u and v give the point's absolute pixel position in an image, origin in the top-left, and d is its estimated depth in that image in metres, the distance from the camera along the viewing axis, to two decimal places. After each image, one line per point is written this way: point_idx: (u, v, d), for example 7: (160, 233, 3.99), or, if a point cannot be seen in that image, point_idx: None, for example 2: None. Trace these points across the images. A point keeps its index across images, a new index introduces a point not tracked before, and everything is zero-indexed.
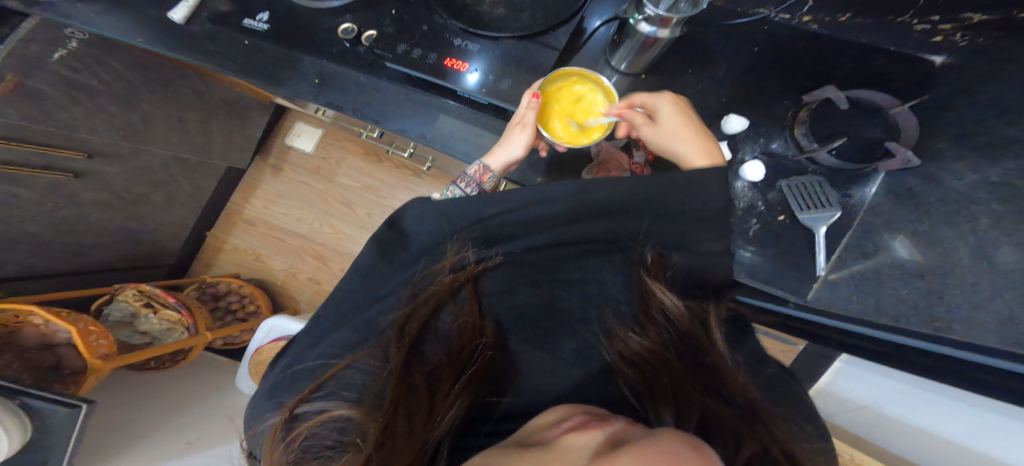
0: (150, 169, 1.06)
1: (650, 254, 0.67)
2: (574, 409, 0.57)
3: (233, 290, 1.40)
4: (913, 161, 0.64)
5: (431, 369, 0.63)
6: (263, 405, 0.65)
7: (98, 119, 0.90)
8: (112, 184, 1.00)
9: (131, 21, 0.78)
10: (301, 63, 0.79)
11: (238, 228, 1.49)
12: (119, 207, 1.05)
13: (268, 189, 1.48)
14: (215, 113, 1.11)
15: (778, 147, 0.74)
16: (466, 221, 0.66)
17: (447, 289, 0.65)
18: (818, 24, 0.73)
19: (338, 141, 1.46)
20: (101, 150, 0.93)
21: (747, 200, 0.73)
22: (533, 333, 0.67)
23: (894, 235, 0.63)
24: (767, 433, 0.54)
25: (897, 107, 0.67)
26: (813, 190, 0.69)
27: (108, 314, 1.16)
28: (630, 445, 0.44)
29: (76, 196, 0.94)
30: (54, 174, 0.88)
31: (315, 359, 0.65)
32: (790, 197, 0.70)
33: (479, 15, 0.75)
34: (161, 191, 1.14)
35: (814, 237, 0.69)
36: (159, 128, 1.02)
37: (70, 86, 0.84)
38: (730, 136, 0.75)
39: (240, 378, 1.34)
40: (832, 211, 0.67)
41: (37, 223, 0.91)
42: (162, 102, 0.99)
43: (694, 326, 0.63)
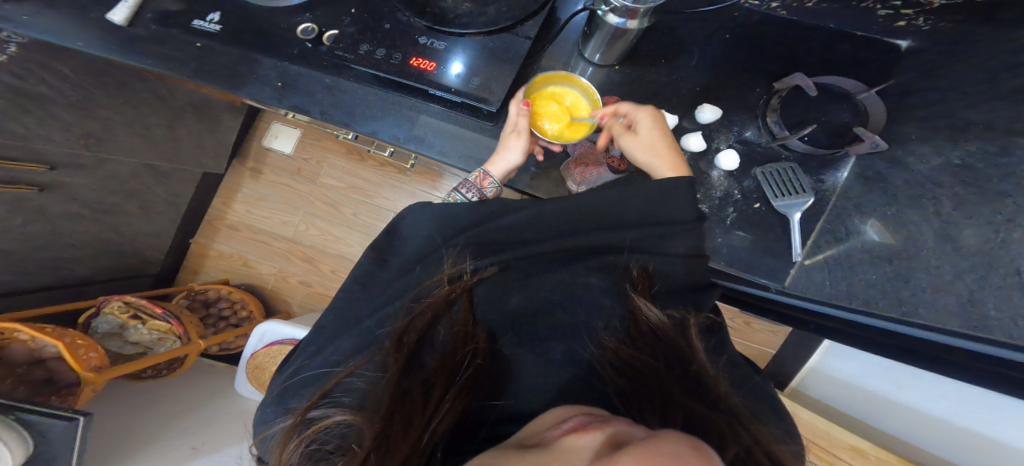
0: (120, 177, 1.03)
1: (637, 269, 0.68)
2: (570, 410, 0.58)
3: (224, 296, 1.39)
4: (881, 144, 0.65)
5: (427, 376, 0.61)
6: (273, 408, 0.66)
7: (56, 129, 0.86)
8: (82, 195, 0.97)
9: (80, 27, 0.75)
10: (260, 65, 0.78)
11: (222, 235, 1.46)
12: (90, 219, 1.01)
13: (249, 194, 1.45)
14: (183, 117, 1.07)
15: (752, 135, 0.75)
16: (461, 227, 0.68)
17: (444, 301, 0.65)
18: (786, 11, 0.75)
19: (318, 141, 1.44)
20: (64, 161, 0.90)
21: (724, 188, 0.74)
22: (525, 336, 0.67)
23: (865, 219, 0.65)
24: (749, 436, 0.55)
25: (864, 92, 0.68)
26: (787, 177, 0.71)
27: (96, 327, 1.14)
28: (632, 445, 0.44)
29: (46, 210, 0.92)
30: (19, 188, 0.85)
31: (320, 367, 0.65)
32: (764, 185, 0.71)
33: (444, 11, 0.74)
34: (137, 201, 1.10)
35: (789, 223, 0.71)
36: (123, 134, 0.98)
37: (15, 93, 0.77)
38: (705, 126, 0.76)
39: (239, 383, 1.32)
40: (805, 198, 0.69)
41: (9, 239, 0.89)
42: (123, 108, 0.95)
43: (677, 335, 0.63)
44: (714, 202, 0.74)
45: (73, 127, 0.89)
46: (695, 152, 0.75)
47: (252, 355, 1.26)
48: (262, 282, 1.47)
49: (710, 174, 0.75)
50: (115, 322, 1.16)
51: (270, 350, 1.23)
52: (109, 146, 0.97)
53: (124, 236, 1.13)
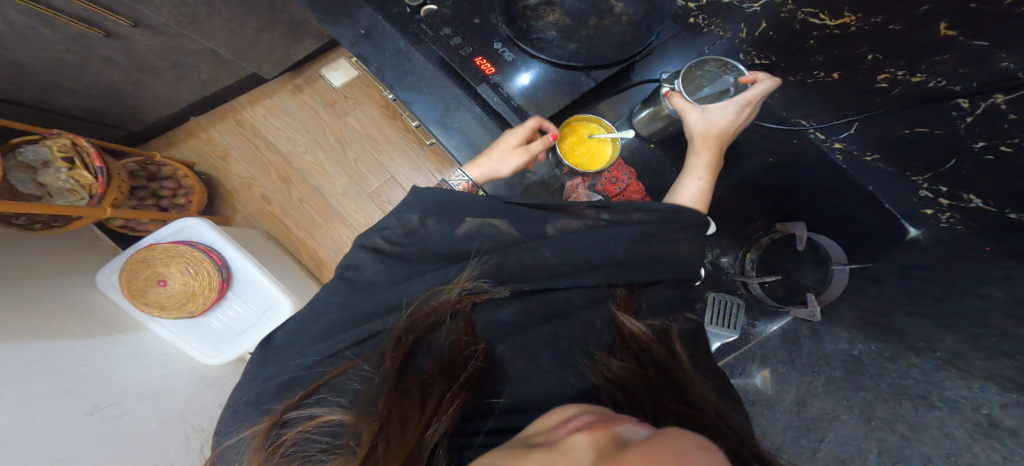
0: (183, 51, 0.90)
1: (622, 289, 0.66)
2: (584, 409, 0.52)
3: (174, 177, 1.26)
4: (814, 316, 0.85)
5: (424, 378, 0.59)
6: (244, 408, 0.59)
7: (167, 2, 0.77)
8: (136, 50, 0.85)
9: None
10: (359, 11, 0.87)
11: (224, 124, 1.36)
12: (119, 69, 0.88)
13: (276, 103, 1.38)
14: (275, 28, 0.97)
15: (728, 263, 0.98)
16: (488, 244, 0.65)
17: (448, 309, 0.62)
18: (842, 155, 0.82)
19: (367, 87, 1.40)
20: (148, 24, 0.80)
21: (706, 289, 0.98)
22: (521, 343, 0.63)
23: (761, 369, 0.91)
24: (734, 436, 0.51)
25: (841, 265, 0.84)
26: (729, 311, 0.94)
27: (19, 154, 0.98)
28: (636, 446, 0.41)
29: (92, 50, 0.80)
30: (88, 28, 0.75)
31: (305, 366, 0.60)
32: (710, 310, 0.94)
33: (531, 29, 0.79)
34: (178, 72, 0.97)
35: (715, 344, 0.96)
36: (218, 22, 0.87)
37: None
38: None
39: (102, 269, 1.08)
40: (729, 333, 0.93)
41: (37, 59, 0.77)
42: (236, 6, 0.86)
43: (661, 350, 0.61)
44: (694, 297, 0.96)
45: (182, 4, 0.79)
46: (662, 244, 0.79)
47: (148, 245, 1.08)
48: (227, 180, 1.36)
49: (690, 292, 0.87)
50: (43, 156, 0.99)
51: (174, 249, 1.07)
52: (199, 28, 0.86)
53: (137, 93, 0.98)
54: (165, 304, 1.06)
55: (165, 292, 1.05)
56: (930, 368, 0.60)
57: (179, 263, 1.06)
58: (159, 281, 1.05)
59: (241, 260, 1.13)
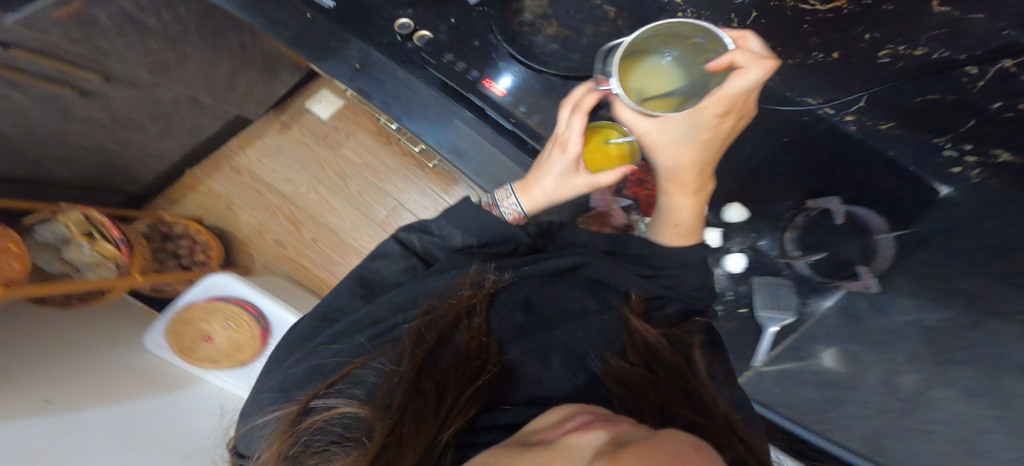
0: (160, 101, 0.91)
1: (635, 295, 0.65)
2: (574, 408, 0.48)
3: (188, 234, 1.28)
4: (873, 287, 0.68)
5: (441, 375, 0.55)
6: (269, 396, 0.57)
7: (134, 52, 0.77)
8: (114, 107, 0.85)
9: None
10: (347, 46, 0.79)
11: (221, 174, 1.37)
12: (103, 129, 0.88)
13: (268, 144, 1.37)
14: (250, 66, 0.97)
15: (765, 245, 0.76)
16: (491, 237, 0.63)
17: (465, 304, 0.59)
18: (858, 124, 0.71)
19: (356, 115, 1.37)
20: (120, 76, 0.79)
21: (722, 286, 0.77)
22: (534, 345, 0.59)
23: (827, 346, 0.68)
24: (743, 445, 0.47)
25: (883, 233, 0.70)
26: (778, 291, 0.72)
27: (36, 234, 1.00)
28: (630, 445, 0.37)
29: (70, 112, 0.79)
30: (60, 87, 0.72)
31: (326, 357, 0.56)
32: (757, 293, 0.73)
33: (531, 45, 0.77)
34: (162, 123, 0.98)
35: (763, 331, 0.73)
36: (189, 67, 0.87)
37: (127, 19, 0.70)
38: (726, 224, 0.77)
39: (148, 333, 1.06)
40: (787, 316, 0.69)
41: (16, 128, 0.76)
42: (206, 47, 0.85)
43: (673, 357, 0.58)
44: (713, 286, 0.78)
45: (149, 51, 0.78)
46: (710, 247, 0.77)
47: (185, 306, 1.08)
48: (237, 229, 1.37)
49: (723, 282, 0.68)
50: (62, 233, 1.01)
51: (210, 305, 1.09)
52: (173, 73, 0.87)
53: (125, 149, 0.99)
54: (216, 358, 1.09)
55: (212, 347, 1.09)
56: (1014, 336, 0.52)
57: (218, 319, 1.09)
58: (204, 337, 1.09)
59: (274, 309, 1.10)
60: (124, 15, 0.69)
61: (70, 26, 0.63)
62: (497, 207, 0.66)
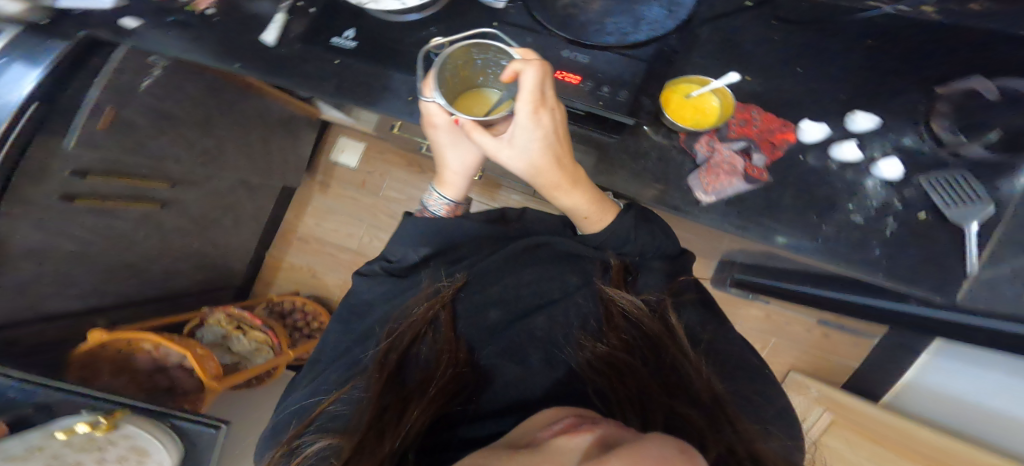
0: (220, 192, 1.00)
1: (615, 261, 0.61)
2: (560, 411, 0.50)
3: (298, 307, 1.22)
4: None
5: (407, 392, 0.55)
6: (263, 444, 0.61)
7: (182, 147, 0.85)
8: (190, 209, 0.94)
9: (216, 50, 0.67)
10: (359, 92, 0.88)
11: (293, 248, 1.32)
12: (189, 234, 0.98)
13: (320, 207, 1.32)
14: (274, 134, 1.06)
15: (910, 142, 0.53)
16: (437, 243, 0.64)
17: (423, 320, 0.59)
18: None
19: (382, 153, 1.27)
20: (181, 178, 0.88)
21: (881, 199, 0.51)
22: (506, 343, 0.60)
23: None
24: (731, 431, 0.49)
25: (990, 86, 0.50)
26: (954, 185, 0.49)
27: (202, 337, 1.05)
28: (620, 448, 0.38)
29: (160, 225, 0.90)
30: (143, 205, 0.84)
31: (307, 397, 0.60)
32: (933, 194, 0.50)
33: None
34: (230, 215, 1.08)
35: (963, 240, 0.48)
36: (230, 152, 0.96)
37: (159, 116, 0.78)
38: (856, 134, 0.54)
39: None
40: (985, 205, 0.47)
41: (124, 251, 0.85)
42: (233, 125, 0.93)
43: (655, 327, 0.57)
44: (871, 212, 0.51)
45: (195, 144, 0.87)
46: (851, 163, 0.53)
47: None
48: (328, 293, 1.30)
49: (824, 168, 0.53)
50: (220, 332, 1.05)
51: None
52: (222, 162, 0.95)
53: (218, 249, 1.11)
54: None
55: None
56: None
57: None
58: None
59: None
60: (149, 107, 0.75)
61: (118, 136, 0.72)
62: (427, 210, 0.69)
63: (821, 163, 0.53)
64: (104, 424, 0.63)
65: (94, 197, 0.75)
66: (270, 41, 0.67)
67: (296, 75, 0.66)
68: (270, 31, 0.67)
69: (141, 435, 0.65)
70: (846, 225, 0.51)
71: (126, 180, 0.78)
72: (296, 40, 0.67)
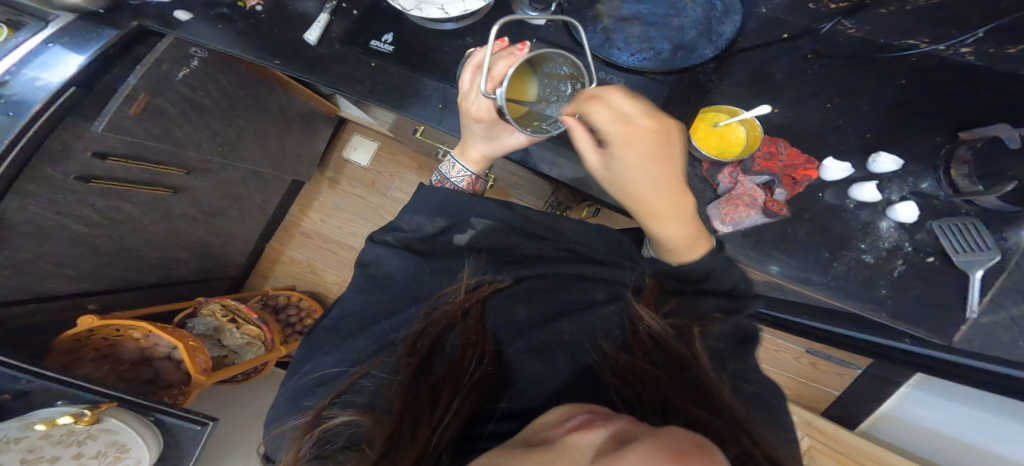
0: (233, 183, 0.98)
1: (648, 279, 0.61)
2: (573, 408, 0.51)
3: (292, 304, 1.20)
4: None
5: (436, 381, 0.59)
6: (285, 406, 0.63)
7: (203, 136, 0.82)
8: (200, 199, 0.91)
9: (264, 44, 0.73)
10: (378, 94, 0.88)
11: (296, 242, 1.31)
12: (201, 223, 0.96)
13: (326, 203, 1.31)
14: (292, 127, 1.05)
15: (928, 187, 0.55)
16: (479, 240, 0.68)
17: (458, 309, 0.63)
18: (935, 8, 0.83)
19: (395, 155, 1.28)
20: (197, 166, 0.86)
21: (892, 241, 0.54)
22: (535, 342, 0.63)
23: None
24: (750, 438, 0.47)
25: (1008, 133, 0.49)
26: (967, 233, 0.51)
27: (192, 328, 1.00)
28: (634, 444, 0.40)
29: (171, 212, 0.87)
30: (156, 191, 0.81)
31: (335, 365, 0.63)
32: (944, 239, 0.52)
33: None
34: (239, 205, 1.06)
35: (968, 285, 0.51)
36: (249, 142, 0.94)
37: (187, 104, 0.77)
38: (874, 177, 0.56)
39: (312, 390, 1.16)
40: (990, 256, 0.49)
41: (134, 237, 0.83)
42: (255, 117, 0.92)
43: (682, 346, 0.55)
44: (881, 253, 0.54)
45: (217, 134, 0.85)
46: (868, 203, 0.55)
47: None
48: (325, 291, 1.29)
49: (841, 207, 0.55)
50: (212, 324, 1.01)
51: None
52: (239, 154, 0.92)
53: (223, 240, 1.08)
54: None
55: None
56: None
57: None
58: None
59: None
60: (182, 96, 0.75)
61: (147, 123, 0.70)
62: (447, 180, 0.69)
63: (838, 201, 0.56)
64: (87, 416, 0.59)
65: (111, 181, 0.73)
66: (313, 40, 0.70)
67: (332, 75, 0.70)
68: (314, 30, 0.70)
69: (123, 429, 0.63)
70: (857, 265, 0.54)
71: (146, 166, 0.76)
72: (335, 41, 0.71)
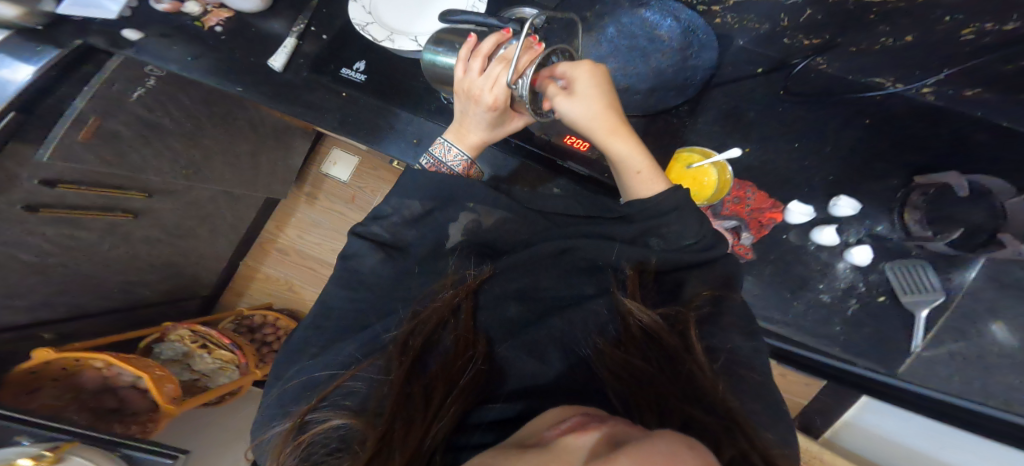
0: (199, 203, 0.95)
1: (629, 268, 0.58)
2: (567, 409, 0.51)
3: (269, 322, 1.18)
4: None
5: (428, 381, 0.54)
6: (271, 411, 0.59)
7: (165, 160, 0.79)
8: (165, 220, 0.89)
9: (227, 73, 0.70)
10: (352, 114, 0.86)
11: (271, 258, 1.29)
12: (165, 245, 0.93)
13: (303, 218, 1.29)
14: (265, 144, 1.02)
15: (884, 230, 0.57)
16: (467, 234, 0.63)
17: (447, 306, 0.59)
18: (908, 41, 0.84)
19: (375, 170, 1.26)
20: (160, 189, 0.83)
21: (847, 280, 0.57)
22: (526, 340, 0.59)
23: (992, 321, 0.54)
24: (746, 441, 0.46)
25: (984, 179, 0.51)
26: (913, 273, 0.54)
27: (158, 354, 1.00)
28: (627, 446, 0.40)
29: (131, 235, 0.84)
30: (114, 215, 0.78)
31: (321, 370, 0.58)
32: (895, 280, 0.54)
33: None
34: (207, 225, 1.03)
35: (912, 323, 0.55)
36: (216, 163, 0.91)
37: (142, 125, 0.74)
38: (835, 219, 0.58)
39: None
40: (936, 296, 0.52)
41: (93, 264, 0.80)
42: (224, 136, 0.89)
43: (671, 336, 0.54)
44: (837, 292, 0.57)
45: (179, 156, 0.82)
46: (826, 246, 0.57)
47: None
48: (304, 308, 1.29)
49: (803, 247, 0.58)
50: (181, 349, 1.00)
51: None
52: (206, 175, 0.89)
53: (188, 259, 1.05)
54: None
55: None
56: None
57: None
58: None
59: None
60: (134, 115, 0.72)
61: (99, 148, 0.67)
62: (442, 164, 0.63)
63: (801, 240, 0.58)
64: (46, 457, 0.53)
65: (63, 208, 0.70)
66: (277, 66, 0.68)
67: (299, 105, 0.69)
68: (278, 56, 0.68)
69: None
70: (815, 303, 0.57)
71: (101, 191, 0.73)
72: (303, 67, 0.69)
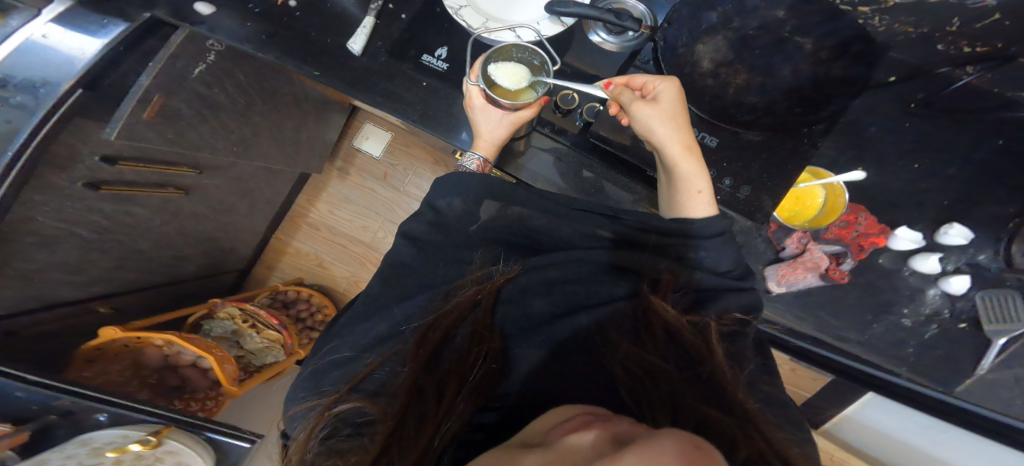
0: (242, 178, 0.92)
1: (664, 273, 0.59)
2: (574, 409, 0.49)
3: (302, 298, 1.18)
4: None
5: (442, 375, 0.54)
6: (302, 385, 0.59)
7: (219, 137, 0.75)
8: (211, 195, 0.86)
9: (305, 55, 0.66)
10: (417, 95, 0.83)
11: (301, 233, 1.27)
12: (207, 220, 0.90)
13: (333, 193, 1.26)
14: (307, 118, 0.97)
15: (985, 259, 0.61)
16: (505, 231, 0.63)
17: (470, 301, 0.58)
18: None
19: (408, 147, 1.23)
20: (210, 164, 0.80)
21: (933, 306, 0.60)
22: (546, 336, 0.59)
23: None
24: (759, 437, 0.45)
25: None
26: (1006, 304, 0.57)
27: (208, 331, 1.03)
28: (632, 444, 0.36)
29: (180, 211, 0.81)
30: (167, 191, 0.75)
31: (348, 351, 0.58)
32: (983, 307, 0.58)
33: None
34: (247, 200, 1.00)
35: (987, 349, 0.58)
36: (264, 138, 0.87)
37: (203, 104, 0.69)
38: (939, 246, 0.62)
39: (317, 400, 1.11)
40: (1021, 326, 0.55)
41: (147, 240, 0.79)
42: (270, 112, 0.84)
43: (695, 337, 0.53)
44: (919, 317, 0.60)
45: (231, 133, 0.78)
46: (923, 273, 0.60)
47: None
48: (335, 285, 1.28)
49: (897, 270, 0.61)
50: (229, 327, 1.04)
51: None
52: (253, 152, 0.86)
53: (227, 234, 1.02)
54: None
55: None
56: None
57: None
58: None
59: None
60: (196, 94, 0.66)
61: (164, 126, 0.63)
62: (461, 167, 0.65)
63: (895, 265, 0.61)
64: (152, 442, 0.66)
65: (121, 185, 0.67)
66: (357, 49, 0.65)
67: (375, 91, 0.66)
68: (357, 38, 0.65)
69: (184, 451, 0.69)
70: (895, 326, 0.61)
71: (159, 169, 0.70)
72: (381, 51, 0.66)
